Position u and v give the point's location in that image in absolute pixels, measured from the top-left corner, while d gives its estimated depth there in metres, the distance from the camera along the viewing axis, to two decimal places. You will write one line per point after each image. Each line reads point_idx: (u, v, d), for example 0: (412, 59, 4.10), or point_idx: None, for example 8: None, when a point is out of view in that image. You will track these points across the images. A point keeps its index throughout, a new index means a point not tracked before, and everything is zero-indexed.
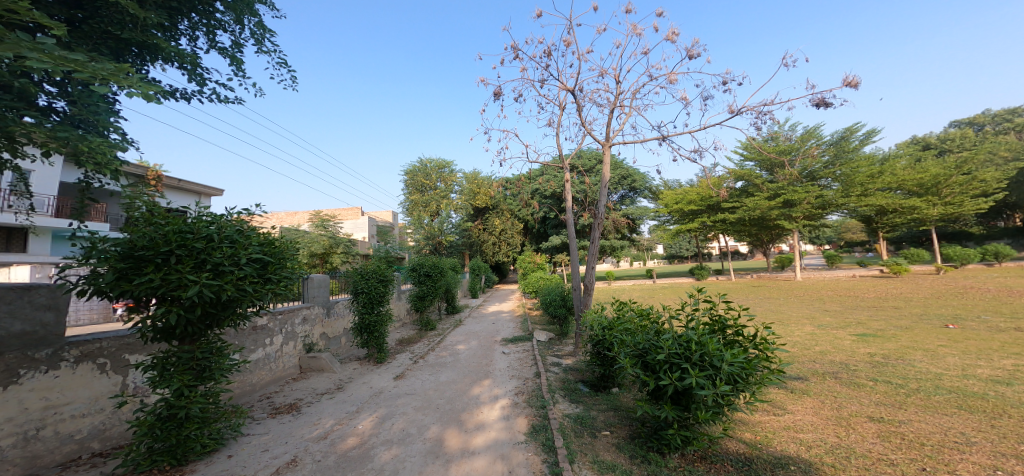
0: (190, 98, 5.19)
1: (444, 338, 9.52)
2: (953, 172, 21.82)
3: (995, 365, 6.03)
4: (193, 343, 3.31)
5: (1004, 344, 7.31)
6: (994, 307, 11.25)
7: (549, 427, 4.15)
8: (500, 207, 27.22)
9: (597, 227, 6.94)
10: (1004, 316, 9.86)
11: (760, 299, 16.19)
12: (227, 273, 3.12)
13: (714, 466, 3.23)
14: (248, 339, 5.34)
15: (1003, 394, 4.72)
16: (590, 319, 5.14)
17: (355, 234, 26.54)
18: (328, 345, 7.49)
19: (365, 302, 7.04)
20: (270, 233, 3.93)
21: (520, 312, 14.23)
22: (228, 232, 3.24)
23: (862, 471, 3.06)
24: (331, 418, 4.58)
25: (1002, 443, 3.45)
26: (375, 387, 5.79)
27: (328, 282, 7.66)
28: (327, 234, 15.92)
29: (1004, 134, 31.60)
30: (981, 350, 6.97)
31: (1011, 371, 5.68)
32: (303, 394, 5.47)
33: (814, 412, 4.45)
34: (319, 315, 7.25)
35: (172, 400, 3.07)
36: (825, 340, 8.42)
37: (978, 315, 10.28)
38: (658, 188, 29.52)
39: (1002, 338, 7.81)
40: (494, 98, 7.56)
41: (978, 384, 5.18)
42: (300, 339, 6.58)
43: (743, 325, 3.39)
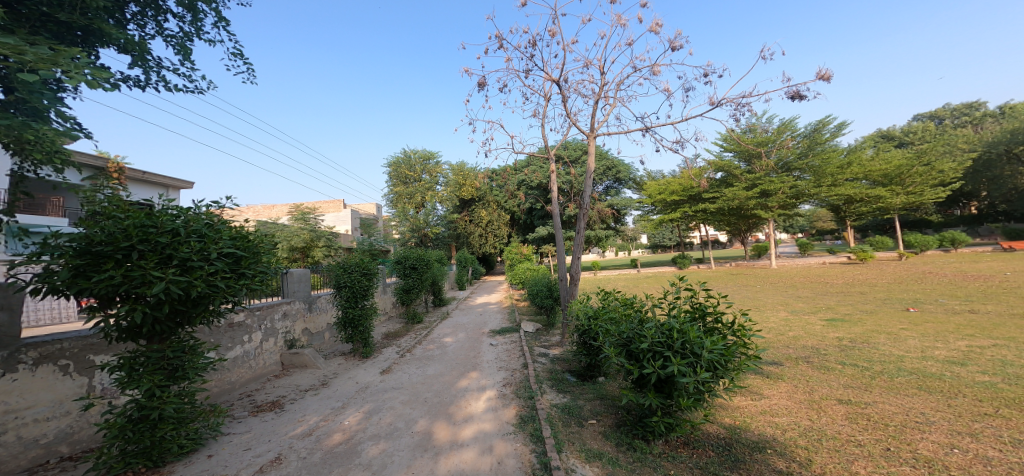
0: (138, 87, 4.89)
1: (431, 331, 9.47)
2: (915, 164, 22.95)
3: (951, 346, 6.42)
4: (162, 343, 3.17)
5: (958, 326, 7.79)
6: (950, 290, 11.95)
7: (537, 417, 4.20)
8: (486, 199, 27.21)
9: (583, 217, 6.90)
10: (958, 299, 10.53)
11: (738, 287, 16.74)
12: (196, 268, 2.99)
13: (696, 451, 3.33)
14: (225, 337, 5.17)
15: (958, 375, 5.03)
16: (576, 309, 5.18)
17: (338, 227, 25.99)
18: (311, 341, 7.35)
19: (348, 296, 6.89)
20: (244, 227, 3.77)
21: (507, 304, 14.24)
22: (196, 225, 3.10)
23: (834, 453, 3.20)
24: (315, 414, 4.50)
25: (958, 421, 3.68)
26: (361, 382, 5.72)
27: (309, 276, 7.44)
28: (307, 227, 15.45)
29: (961, 127, 33.34)
30: (938, 332, 7.41)
31: (966, 351, 6.05)
32: (286, 391, 5.35)
33: (788, 396, 4.64)
34: (300, 310, 7.07)
35: (142, 401, 2.94)
36: (799, 326, 8.79)
37: (936, 298, 10.95)
38: (642, 179, 29.95)
39: (958, 320, 8.31)
40: (479, 88, 7.42)
41: (936, 365, 5.50)
42: (281, 335, 6.42)
43: (723, 312, 3.47)
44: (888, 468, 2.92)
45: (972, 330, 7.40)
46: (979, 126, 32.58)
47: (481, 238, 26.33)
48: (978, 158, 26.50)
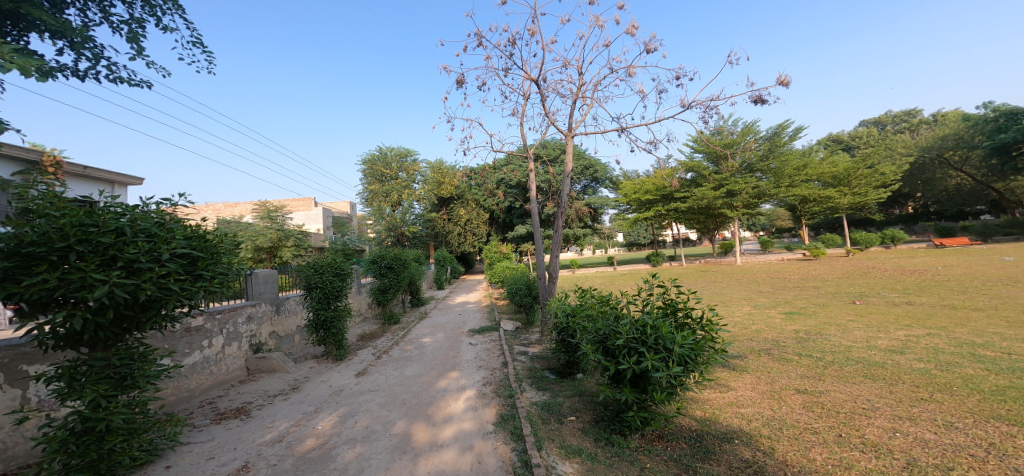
0: (83, 76, 4.61)
1: (409, 331, 9.31)
2: (860, 166, 24.73)
3: (891, 336, 6.98)
4: (108, 350, 2.95)
5: (898, 317, 8.48)
6: (891, 284, 12.99)
7: (517, 416, 4.21)
8: (466, 197, 26.97)
9: (561, 215, 6.95)
10: (897, 292, 11.46)
11: (707, 283, 17.47)
12: (145, 270, 2.80)
13: (670, 444, 3.45)
14: (181, 342, 4.87)
15: (898, 362, 5.47)
16: (555, 307, 5.23)
17: (308, 225, 25.10)
18: (279, 345, 7.05)
19: (319, 297, 6.64)
20: (200, 227, 3.56)
21: (486, 303, 14.19)
22: (145, 225, 2.90)
23: (794, 441, 3.41)
24: (286, 419, 4.34)
25: (899, 406, 4.00)
26: (335, 385, 5.55)
27: (276, 277, 7.12)
28: (274, 226, 14.77)
29: (900, 133, 36.14)
30: (881, 323, 8.02)
31: (904, 341, 6.59)
32: (252, 397, 5.12)
33: (752, 388, 4.90)
34: (267, 313, 6.76)
35: (86, 413, 2.72)
36: (760, 319, 9.29)
37: (878, 291, 11.87)
38: (618, 179, 30.61)
39: (898, 311, 9.06)
40: (457, 86, 7.35)
41: (879, 354, 5.96)
42: (245, 339, 6.12)
43: (692, 307, 3.62)
44: (841, 453, 3.13)
45: (909, 320, 8.07)
46: (916, 131, 35.47)
47: (460, 236, 26.20)
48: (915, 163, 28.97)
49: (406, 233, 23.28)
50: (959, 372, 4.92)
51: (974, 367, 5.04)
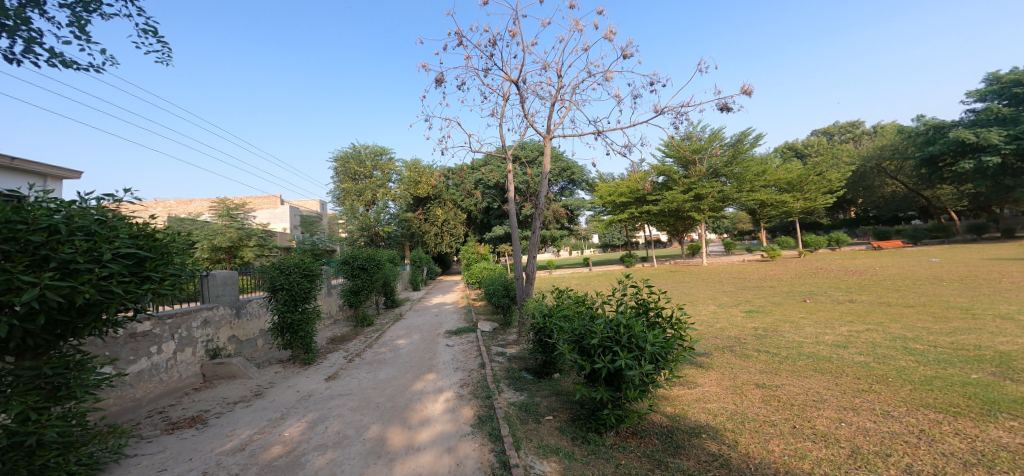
0: (16, 59, 4.19)
1: (383, 334, 9.08)
2: (810, 173, 26.51)
3: (837, 331, 7.51)
4: (36, 358, 2.68)
5: (844, 313, 9.14)
6: (837, 283, 13.98)
7: (494, 417, 4.20)
8: (443, 197, 26.64)
9: (539, 216, 6.99)
10: (843, 291, 12.36)
11: (676, 283, 18.12)
12: (83, 272, 2.56)
13: (643, 440, 3.54)
14: (126, 349, 4.53)
15: (842, 356, 5.89)
16: (532, 308, 5.27)
17: (273, 224, 24.01)
18: (240, 350, 6.70)
19: (285, 299, 6.34)
20: (149, 225, 3.33)
21: (462, 304, 14.09)
22: (82, 222, 2.66)
23: (755, 434, 3.59)
24: (248, 427, 4.13)
25: (844, 398, 4.30)
26: (303, 390, 5.33)
27: (236, 278, 6.76)
28: (235, 224, 13.98)
29: (845, 143, 38.98)
30: (828, 319, 8.62)
31: (848, 336, 7.11)
32: (209, 405, 4.83)
33: (717, 383, 5.12)
34: (226, 316, 6.40)
35: (11, 427, 2.44)
36: (723, 317, 9.74)
37: (826, 290, 12.75)
38: (594, 181, 31.19)
39: (844, 308, 9.75)
40: (437, 84, 7.26)
41: (827, 348, 6.39)
42: (201, 344, 5.76)
43: (662, 306, 3.75)
44: (795, 444, 3.32)
45: (852, 316, 8.73)
46: (858, 141, 38.36)
47: (436, 237, 25.88)
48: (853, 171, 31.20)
49: (380, 232, 22.74)
50: (892, 364, 5.38)
51: (904, 359, 5.53)
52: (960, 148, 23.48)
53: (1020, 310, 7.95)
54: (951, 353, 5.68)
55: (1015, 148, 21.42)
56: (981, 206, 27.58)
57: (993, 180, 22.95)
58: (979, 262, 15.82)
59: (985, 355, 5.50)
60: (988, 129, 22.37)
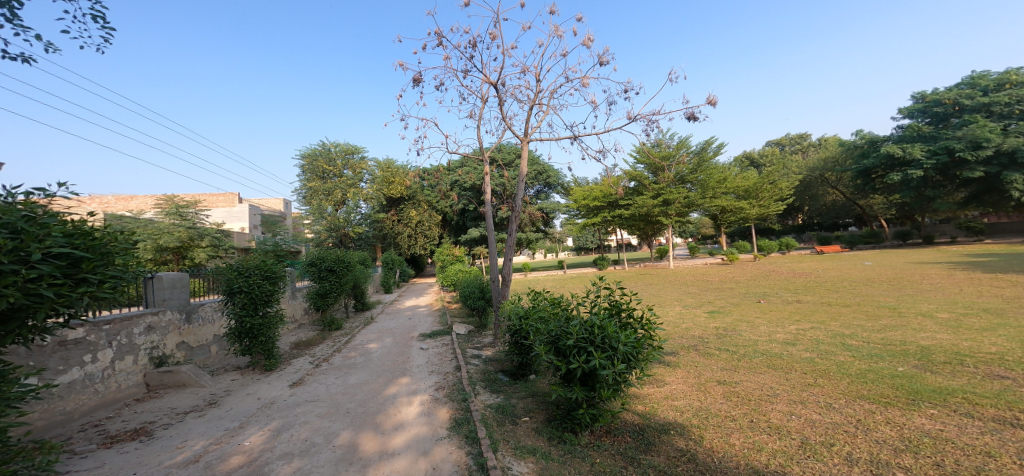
0: None
1: (352, 338, 8.79)
2: (763, 181, 28.22)
3: (787, 330, 8.02)
4: None
5: (794, 312, 9.79)
6: (788, 285, 14.95)
7: (471, 419, 4.17)
8: (417, 198, 26.20)
9: (515, 219, 7.01)
10: (793, 292, 13.23)
11: (645, 285, 18.68)
12: (7, 274, 2.22)
13: (616, 438, 3.63)
14: (54, 358, 4.14)
15: (792, 353, 6.32)
16: (508, 310, 5.28)
17: (228, 223, 22.71)
18: (191, 357, 6.28)
19: (244, 303, 5.99)
20: (86, 222, 3.01)
21: (436, 307, 13.88)
22: (8, 219, 2.30)
23: (718, 428, 3.77)
24: (202, 438, 3.88)
25: (794, 391, 4.60)
26: (265, 398, 5.08)
27: (186, 281, 6.34)
28: (184, 224, 13.08)
29: (795, 154, 41.81)
30: (781, 318, 9.20)
31: (797, 334, 7.61)
32: (155, 416, 4.50)
33: (683, 381, 5.34)
34: (174, 321, 5.98)
35: None
36: (688, 318, 10.16)
37: (778, 291, 13.61)
38: (569, 185, 31.68)
39: (794, 308, 10.42)
40: (414, 84, 7.14)
41: (779, 346, 6.81)
42: (144, 352, 5.36)
43: (634, 307, 3.88)
44: (754, 437, 3.52)
45: (799, 315, 9.37)
46: (805, 152, 41.21)
47: (410, 238, 25.42)
48: (800, 181, 33.37)
49: (349, 234, 21.90)
50: (832, 359, 5.82)
51: (841, 354, 6.01)
52: (890, 162, 26.04)
53: (940, 308, 8.83)
54: (880, 348, 6.23)
55: (935, 163, 23.97)
56: (907, 214, 30.51)
57: (917, 191, 25.42)
58: (908, 265, 17.42)
59: (908, 349, 6.07)
60: (912, 145, 24.86)
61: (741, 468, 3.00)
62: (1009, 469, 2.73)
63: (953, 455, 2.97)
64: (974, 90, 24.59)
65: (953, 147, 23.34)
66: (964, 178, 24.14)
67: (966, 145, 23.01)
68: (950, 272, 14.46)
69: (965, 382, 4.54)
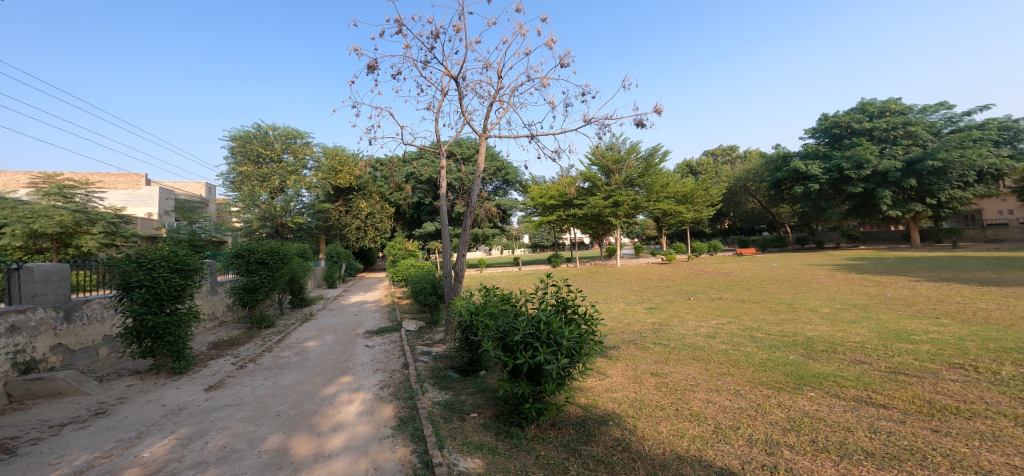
0: None
1: (286, 336, 8.18)
2: (698, 188, 30.54)
3: (711, 324, 8.76)
4: None
5: (718, 308, 10.72)
6: (714, 283, 16.37)
7: (417, 417, 4.05)
8: (368, 189, 25.11)
9: (470, 215, 6.91)
10: (719, 289, 14.49)
11: (593, 282, 19.41)
12: None
13: (561, 431, 3.72)
14: None
15: (713, 345, 6.90)
16: (459, 306, 5.20)
17: (130, 208, 20.57)
18: (73, 361, 5.45)
19: (145, 300, 5.26)
20: None
21: (384, 302, 13.36)
22: None
23: (649, 417, 4.00)
24: (85, 451, 3.38)
25: (712, 381, 5.02)
26: (173, 404, 4.55)
27: (68, 273, 5.51)
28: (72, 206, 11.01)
29: (725, 164, 45.73)
30: (707, 313, 10.03)
31: (718, 327, 8.35)
32: (23, 429, 3.85)
33: (622, 374, 5.60)
34: (47, 320, 5.14)
35: None
36: (630, 313, 10.73)
37: (706, 288, 14.84)
38: (526, 183, 31.94)
39: (718, 304, 11.41)
40: (369, 71, 6.78)
41: (703, 339, 7.40)
42: (4, 357, 4.54)
43: (579, 304, 3.99)
44: (678, 425, 3.77)
45: (720, 310, 10.30)
46: (732, 163, 45.20)
47: (359, 231, 24.42)
48: (727, 189, 36.37)
49: (287, 223, 20.28)
50: (741, 350, 6.46)
51: (748, 345, 6.70)
52: (795, 176, 29.53)
53: (824, 303, 10.17)
54: (777, 339, 7.04)
55: (829, 179, 27.63)
56: (806, 223, 34.95)
57: (813, 203, 29.07)
58: (806, 267, 19.85)
59: (798, 339, 6.91)
60: (812, 162, 28.25)
61: (666, 454, 3.20)
62: (864, 442, 3.18)
63: (824, 432, 3.40)
64: (862, 115, 28.19)
65: (843, 167, 27.04)
66: (847, 193, 27.87)
67: (852, 165, 26.70)
68: (833, 272, 16.81)
69: (836, 367, 5.25)
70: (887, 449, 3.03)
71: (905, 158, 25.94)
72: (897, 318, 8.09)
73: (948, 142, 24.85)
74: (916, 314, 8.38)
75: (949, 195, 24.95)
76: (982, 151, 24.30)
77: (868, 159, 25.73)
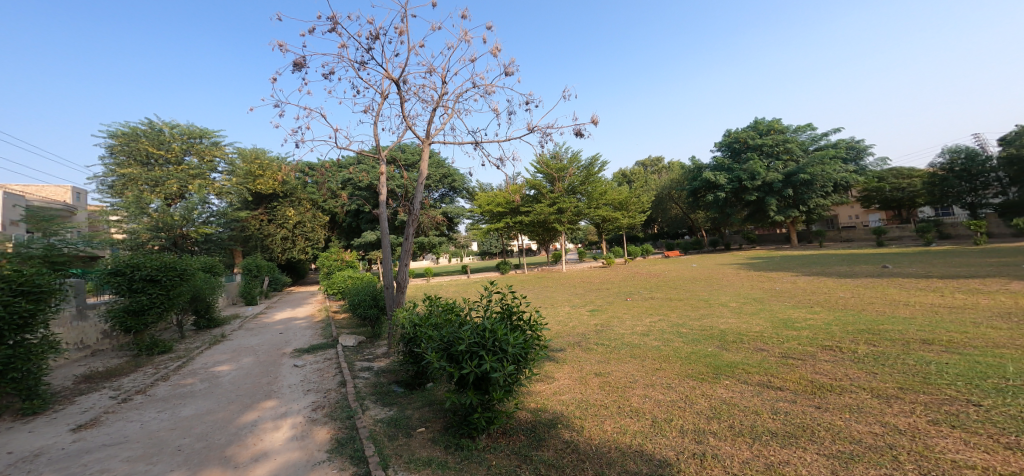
0: None
1: (192, 362, 7.21)
2: (632, 196, 32.60)
3: (645, 322, 9.29)
4: None
5: (652, 307, 11.43)
6: (649, 284, 17.47)
7: (357, 438, 3.74)
8: (296, 196, 23.35)
9: (413, 223, 6.65)
10: (651, 289, 15.52)
11: (539, 288, 19.73)
12: None
13: (512, 438, 3.65)
14: None
15: (649, 342, 7.30)
16: (401, 318, 4.94)
17: None
18: None
19: None
20: None
21: (317, 317, 12.39)
22: None
23: (595, 417, 4.08)
24: None
25: (650, 376, 5.29)
26: (28, 450, 3.74)
27: None
28: None
29: (654, 173, 49.53)
30: (644, 312, 10.65)
31: (651, 325, 8.88)
32: None
33: (569, 376, 5.69)
34: None
35: None
36: (574, 317, 11.04)
37: (640, 289, 15.80)
38: (473, 190, 31.75)
39: (652, 303, 12.17)
40: (298, 69, 6.30)
41: (641, 337, 7.80)
42: None
43: (524, 310, 3.98)
44: (621, 421, 3.89)
45: (652, 309, 10.98)
46: (659, 172, 48.88)
47: (285, 241, 22.44)
48: (654, 196, 39.22)
49: (190, 234, 17.34)
50: (670, 345, 6.91)
51: (676, 340, 7.20)
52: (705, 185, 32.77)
53: (732, 298, 11.32)
54: (698, 333, 7.66)
55: (732, 188, 31.08)
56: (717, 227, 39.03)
57: (720, 209, 32.35)
58: (718, 266, 22.02)
59: (714, 332, 7.58)
60: (719, 173, 31.33)
61: (613, 452, 3.27)
62: (769, 422, 3.52)
63: (739, 417, 3.71)
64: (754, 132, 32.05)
65: (741, 178, 30.64)
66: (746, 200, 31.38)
67: (747, 176, 30.39)
68: (737, 271, 18.91)
69: (745, 356, 5.82)
70: (786, 428, 3.37)
71: (785, 171, 29.79)
72: (788, 308, 9.26)
73: (813, 159, 29.11)
74: (800, 304, 9.66)
75: (815, 203, 29.34)
76: (835, 168, 29.03)
77: (760, 172, 29.49)
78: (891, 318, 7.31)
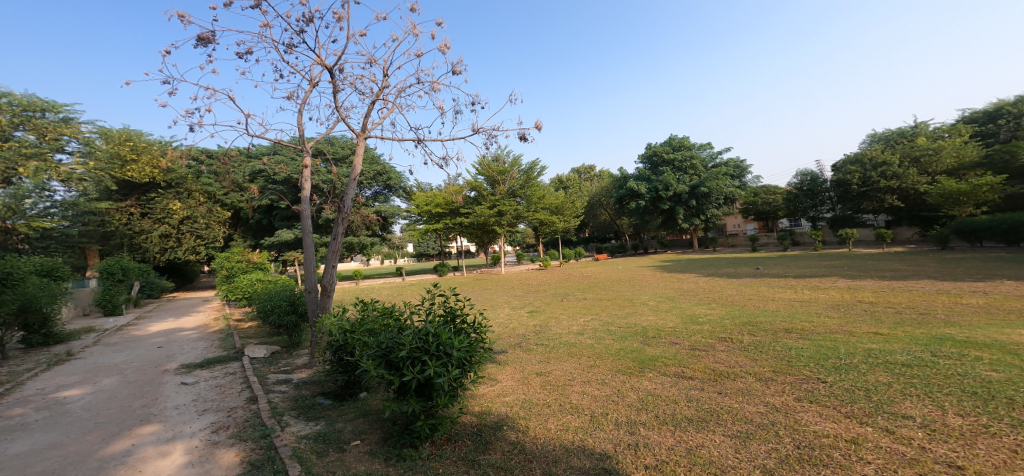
0: None
1: (34, 388, 5.77)
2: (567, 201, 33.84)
3: (580, 322, 9.57)
4: None
5: (585, 307, 11.86)
6: (583, 285, 18.21)
7: (275, 458, 3.24)
8: (184, 188, 20.65)
9: (342, 221, 6.08)
10: (583, 290, 16.17)
11: (479, 290, 19.53)
12: None
13: (458, 444, 3.44)
14: None
15: (587, 341, 7.50)
16: (328, 323, 4.44)
17: None
18: None
19: None
20: None
21: (216, 327, 10.84)
22: None
23: (539, 416, 4.02)
24: None
25: (588, 373, 5.39)
26: None
27: None
28: None
29: (587, 180, 52.21)
30: (580, 312, 10.99)
31: (586, 324, 9.17)
32: None
33: (511, 377, 5.60)
34: None
35: None
36: (514, 318, 11.05)
37: (575, 290, 16.37)
38: (410, 189, 30.53)
39: (584, 303, 12.65)
40: (202, 43, 5.40)
41: (579, 336, 8.01)
42: None
43: (467, 312, 3.75)
44: (564, 418, 3.88)
45: (585, 309, 11.39)
46: (592, 180, 51.52)
47: (163, 239, 19.49)
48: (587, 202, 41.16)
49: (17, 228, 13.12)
50: (603, 342, 7.17)
51: (607, 338, 7.49)
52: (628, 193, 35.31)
53: (651, 297, 12.20)
54: (626, 330, 8.07)
55: (651, 196, 33.78)
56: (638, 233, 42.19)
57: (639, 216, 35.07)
58: (639, 268, 23.68)
59: (639, 329, 8.04)
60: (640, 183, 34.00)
61: (559, 448, 3.22)
62: (693, 409, 3.74)
63: (666, 406, 3.90)
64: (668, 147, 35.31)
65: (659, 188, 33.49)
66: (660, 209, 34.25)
67: (663, 187, 33.33)
68: (648, 273, 20.57)
69: (665, 349, 6.23)
70: (700, 414, 3.61)
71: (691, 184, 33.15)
72: (697, 304, 10.21)
73: (710, 174, 32.77)
74: (705, 301, 10.68)
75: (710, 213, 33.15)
76: (727, 183, 33.13)
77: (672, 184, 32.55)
78: (766, 311, 8.42)
